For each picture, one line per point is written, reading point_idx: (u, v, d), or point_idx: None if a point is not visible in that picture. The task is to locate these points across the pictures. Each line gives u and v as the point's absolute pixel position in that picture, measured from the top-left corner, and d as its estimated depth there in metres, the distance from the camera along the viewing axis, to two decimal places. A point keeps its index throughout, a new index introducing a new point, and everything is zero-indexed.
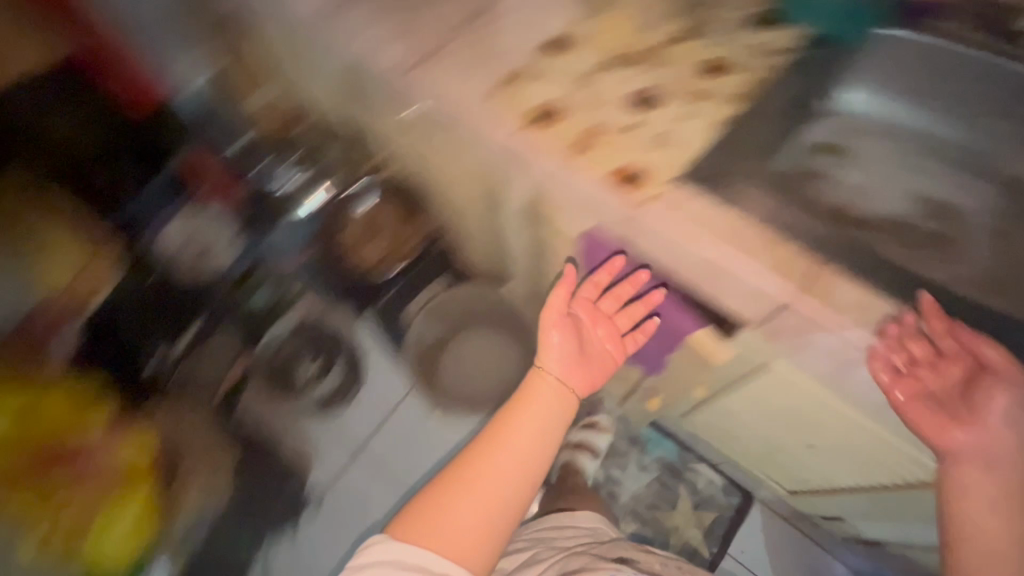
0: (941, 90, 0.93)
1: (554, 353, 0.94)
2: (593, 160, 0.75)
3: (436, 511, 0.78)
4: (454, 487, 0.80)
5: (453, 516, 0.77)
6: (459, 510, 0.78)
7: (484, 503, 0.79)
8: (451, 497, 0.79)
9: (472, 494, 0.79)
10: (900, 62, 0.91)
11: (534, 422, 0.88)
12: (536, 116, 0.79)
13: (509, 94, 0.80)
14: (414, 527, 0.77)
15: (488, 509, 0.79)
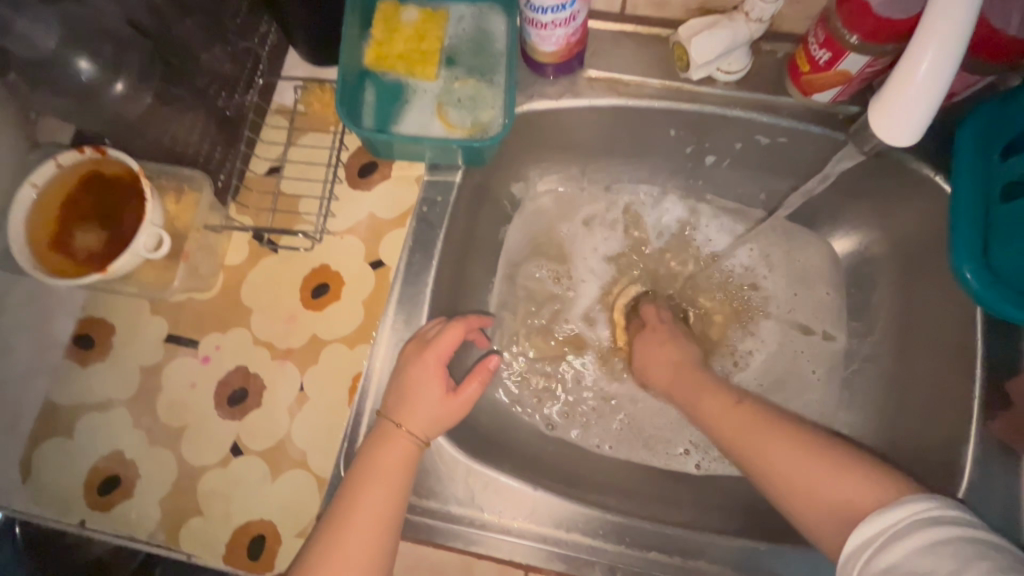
0: (638, 143, 0.72)
1: (422, 399, 0.54)
2: (199, 531, 0.56)
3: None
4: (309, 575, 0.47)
5: None
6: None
7: (358, 562, 0.48)
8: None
9: (334, 570, 0.47)
10: (637, 122, 0.68)
11: (387, 493, 0.51)
12: (93, 496, 0.57)
13: (143, 410, 0.59)
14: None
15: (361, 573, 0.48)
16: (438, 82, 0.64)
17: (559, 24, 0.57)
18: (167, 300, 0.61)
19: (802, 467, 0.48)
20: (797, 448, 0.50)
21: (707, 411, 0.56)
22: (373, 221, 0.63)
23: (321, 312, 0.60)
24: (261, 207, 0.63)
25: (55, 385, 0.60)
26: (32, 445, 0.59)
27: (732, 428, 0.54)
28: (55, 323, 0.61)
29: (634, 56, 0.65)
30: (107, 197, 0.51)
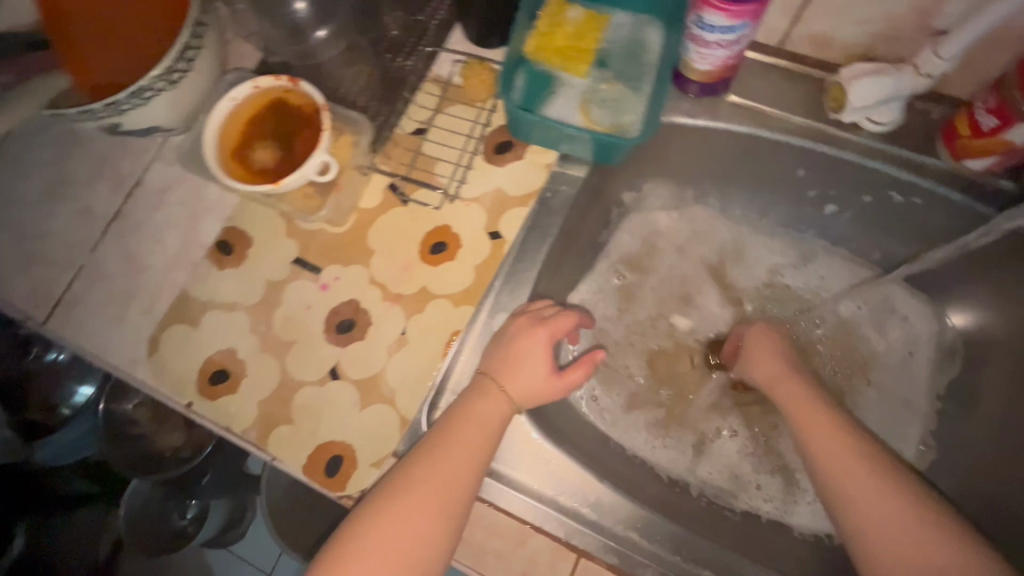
0: (762, 176, 0.73)
1: (525, 365, 0.58)
2: (287, 439, 0.61)
3: (366, 526, 0.51)
4: (403, 486, 0.53)
5: (397, 507, 0.52)
6: (421, 505, 0.52)
7: (443, 490, 0.53)
8: (399, 496, 0.52)
9: (423, 489, 0.53)
10: (768, 155, 0.69)
11: (478, 438, 0.56)
12: (202, 384, 0.63)
13: (260, 319, 0.65)
14: (338, 553, 0.51)
15: (448, 496, 0.53)
16: (587, 79, 0.67)
17: (722, 46, 0.59)
18: (303, 226, 0.67)
19: (845, 457, 0.54)
20: (846, 442, 0.55)
21: (820, 449, 0.55)
22: (499, 195, 0.66)
23: (438, 268, 0.64)
24: (401, 160, 0.67)
25: (191, 279, 0.67)
26: (163, 323, 0.66)
27: (840, 474, 0.53)
28: (204, 225, 0.69)
29: (782, 90, 0.66)
30: (288, 121, 0.57)
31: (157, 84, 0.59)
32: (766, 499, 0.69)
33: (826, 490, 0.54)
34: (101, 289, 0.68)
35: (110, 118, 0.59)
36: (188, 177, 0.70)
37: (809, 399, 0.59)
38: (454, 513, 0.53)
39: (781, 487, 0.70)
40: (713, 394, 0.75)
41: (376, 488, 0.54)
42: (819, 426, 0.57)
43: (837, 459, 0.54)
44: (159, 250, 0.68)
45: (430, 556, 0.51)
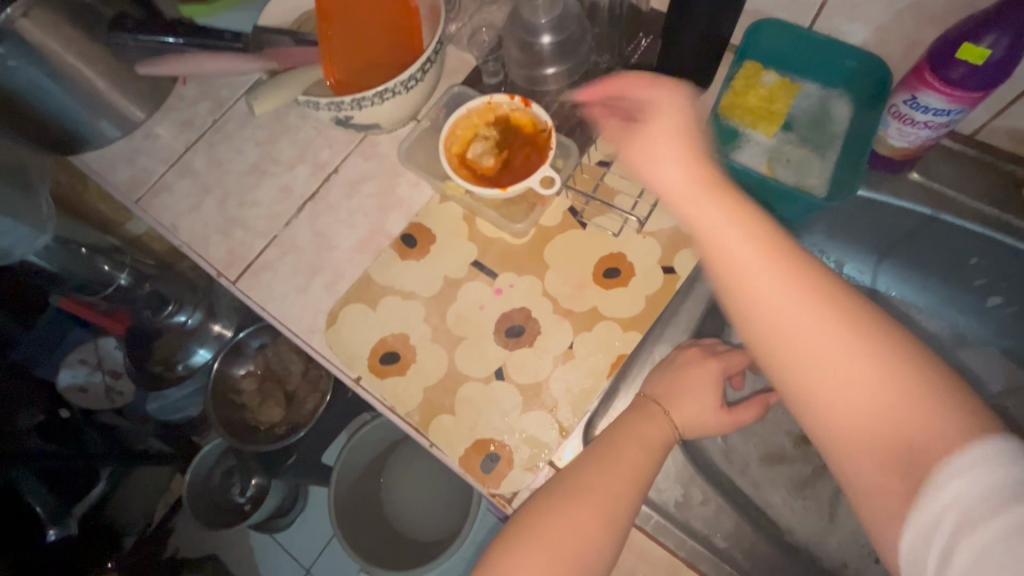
0: (927, 258, 0.74)
1: (697, 395, 0.59)
2: (447, 428, 0.63)
3: (544, 523, 0.52)
4: (575, 492, 0.54)
5: (566, 508, 0.53)
6: (589, 512, 0.53)
7: (615, 500, 0.54)
8: (574, 499, 0.53)
9: (599, 496, 0.53)
10: (941, 236, 0.70)
11: (643, 456, 0.57)
12: (373, 361, 0.67)
13: (434, 310, 0.69)
14: (516, 543, 0.51)
15: (614, 508, 0.53)
16: (774, 139, 0.71)
17: (928, 127, 0.61)
18: (485, 233, 0.72)
19: (843, 361, 0.44)
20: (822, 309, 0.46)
21: (785, 367, 0.47)
22: (674, 232, 0.69)
23: (610, 291, 0.67)
24: (585, 186, 0.72)
25: (374, 264, 0.72)
26: (343, 298, 0.71)
27: (791, 356, 0.47)
28: (392, 217, 0.75)
29: (967, 177, 0.68)
30: (514, 137, 0.63)
31: (396, 90, 0.66)
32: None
33: (835, 459, 0.45)
34: (291, 259, 0.74)
35: (348, 111, 0.66)
36: (384, 173, 0.77)
37: (833, 321, 0.46)
38: (622, 525, 0.53)
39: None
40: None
41: (544, 489, 0.55)
42: (778, 267, 0.48)
43: (835, 378, 0.45)
44: (348, 234, 0.75)
45: (602, 562, 0.51)
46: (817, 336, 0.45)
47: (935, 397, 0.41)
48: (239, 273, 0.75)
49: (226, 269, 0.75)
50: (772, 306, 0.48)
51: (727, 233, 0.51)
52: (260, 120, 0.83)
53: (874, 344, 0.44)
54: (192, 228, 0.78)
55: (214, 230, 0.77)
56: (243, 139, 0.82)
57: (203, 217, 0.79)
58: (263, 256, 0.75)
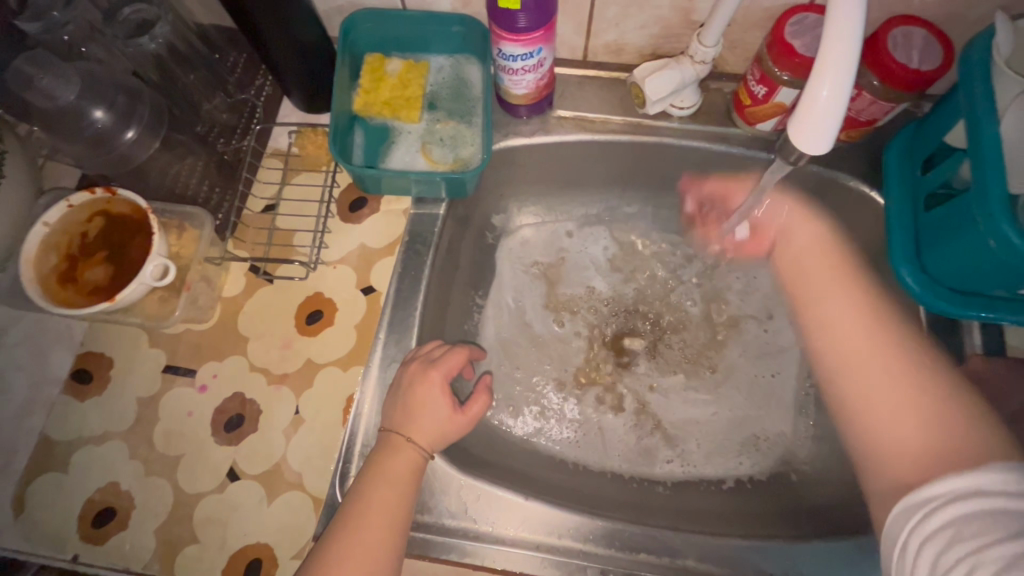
0: (604, 172, 0.79)
1: (424, 410, 0.57)
2: (195, 559, 0.56)
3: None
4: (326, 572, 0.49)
5: None
6: None
7: (371, 562, 0.50)
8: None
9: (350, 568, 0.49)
10: (603, 154, 0.75)
11: (394, 494, 0.54)
12: (87, 530, 0.58)
13: (139, 440, 0.60)
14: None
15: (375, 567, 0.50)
16: (421, 123, 0.70)
17: (528, 70, 0.63)
18: (166, 333, 0.63)
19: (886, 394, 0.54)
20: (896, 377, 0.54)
21: (851, 364, 0.58)
22: (363, 251, 0.67)
23: (317, 338, 0.63)
24: (257, 239, 0.66)
25: (51, 420, 0.61)
26: (25, 477, 0.59)
27: (855, 375, 0.57)
28: (53, 358, 0.63)
29: (597, 97, 0.72)
30: (115, 231, 0.54)
31: None
32: (681, 466, 0.73)
33: (856, 413, 0.56)
34: None
35: None
36: (24, 312, 0.64)
37: (874, 360, 0.57)
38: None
39: (695, 448, 0.74)
40: (620, 386, 0.78)
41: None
42: (867, 333, 0.58)
43: (860, 366, 0.57)
44: (4, 400, 0.62)
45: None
46: (873, 371, 0.56)
47: (927, 400, 0.51)
48: None
49: None
50: (834, 327, 0.61)
51: (807, 259, 0.68)
52: None
53: (912, 386, 0.53)
54: None
55: None
56: None
57: None
58: None
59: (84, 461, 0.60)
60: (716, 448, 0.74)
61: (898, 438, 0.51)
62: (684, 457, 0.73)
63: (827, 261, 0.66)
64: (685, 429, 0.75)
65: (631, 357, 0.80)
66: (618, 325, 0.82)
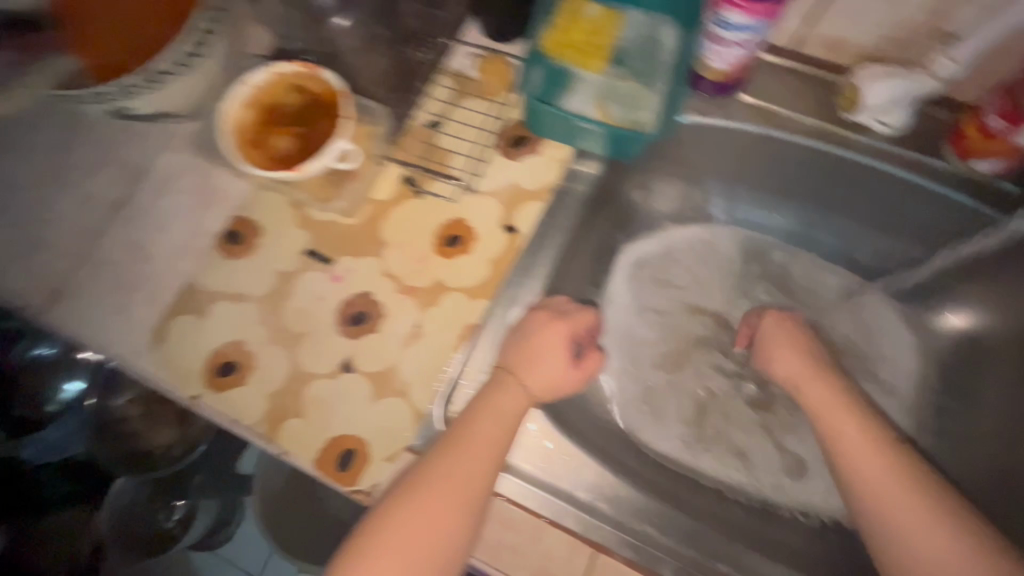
0: (767, 175, 0.74)
1: (543, 360, 0.57)
2: (298, 432, 0.59)
3: (396, 516, 0.51)
4: (426, 483, 0.52)
5: (423, 505, 0.51)
6: (445, 505, 0.51)
7: (469, 487, 0.52)
8: (425, 493, 0.51)
9: (448, 486, 0.51)
10: (776, 154, 0.70)
11: (498, 432, 0.55)
12: (210, 376, 0.62)
13: (270, 310, 0.63)
14: (364, 543, 0.51)
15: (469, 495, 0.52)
16: (602, 76, 0.67)
17: (738, 43, 0.59)
18: (314, 218, 0.66)
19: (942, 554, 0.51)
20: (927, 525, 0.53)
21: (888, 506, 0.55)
22: (514, 190, 0.66)
23: (453, 261, 0.64)
24: (416, 150, 0.67)
25: (198, 268, 0.65)
26: (165, 312, 0.64)
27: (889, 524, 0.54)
28: (209, 212, 0.67)
29: (793, 91, 0.67)
30: (309, 109, 0.56)
31: (171, 71, 0.58)
32: (752, 485, 0.71)
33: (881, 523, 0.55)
34: (104, 276, 0.67)
35: (116, 102, 0.58)
36: (197, 166, 0.69)
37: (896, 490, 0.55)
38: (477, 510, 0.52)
39: (762, 469, 0.72)
40: (709, 387, 0.77)
41: (395, 486, 0.53)
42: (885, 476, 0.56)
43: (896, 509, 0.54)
44: (164, 239, 0.67)
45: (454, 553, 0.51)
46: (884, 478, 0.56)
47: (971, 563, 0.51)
48: (48, 298, 0.67)
49: (31, 299, 0.67)
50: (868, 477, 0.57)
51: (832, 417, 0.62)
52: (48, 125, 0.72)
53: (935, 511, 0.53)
54: None
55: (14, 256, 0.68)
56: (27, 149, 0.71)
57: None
58: (75, 278, 0.67)
59: (217, 313, 0.64)
60: (784, 477, 0.72)
61: (949, 561, 0.51)
62: (750, 468, 0.72)
63: (840, 408, 0.62)
64: (760, 446, 0.74)
65: (735, 373, 0.78)
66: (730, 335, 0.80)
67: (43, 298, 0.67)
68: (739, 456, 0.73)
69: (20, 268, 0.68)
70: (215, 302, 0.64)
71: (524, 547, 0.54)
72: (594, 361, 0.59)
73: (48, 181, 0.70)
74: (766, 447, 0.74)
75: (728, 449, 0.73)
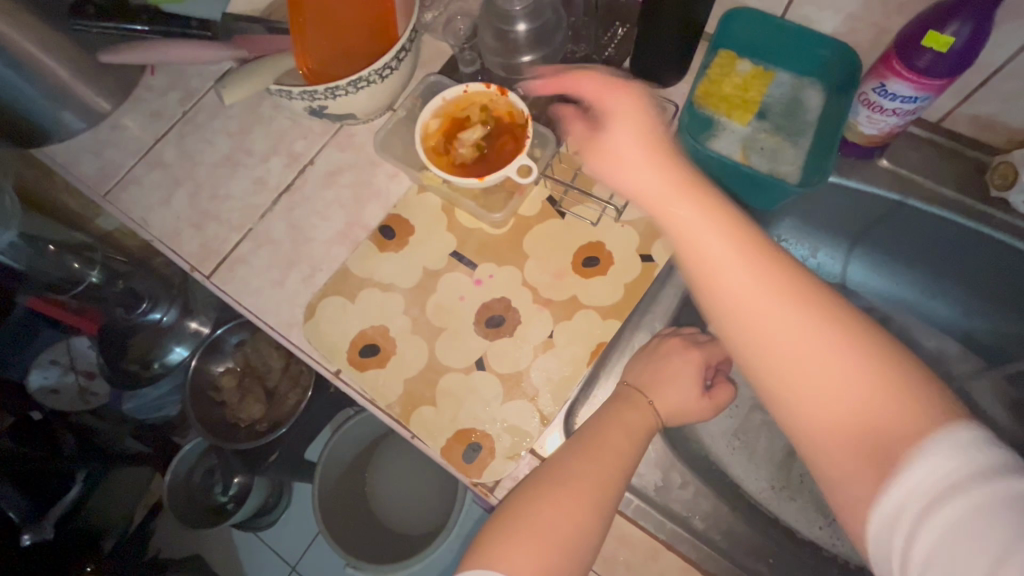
0: (892, 240, 0.76)
1: (677, 384, 0.59)
2: (429, 419, 0.63)
3: (532, 508, 0.51)
4: (563, 478, 0.53)
5: (560, 497, 0.52)
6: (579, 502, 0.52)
7: (602, 488, 0.53)
8: (561, 486, 0.52)
9: (584, 486, 0.52)
10: (909, 220, 0.72)
11: (630, 443, 0.56)
12: (353, 355, 0.67)
13: (414, 302, 0.68)
14: (502, 537, 0.50)
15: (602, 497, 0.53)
16: (748, 127, 0.72)
17: (896, 113, 0.62)
18: (463, 224, 0.71)
19: None
20: None
21: None
22: (652, 222, 0.70)
23: (590, 281, 0.67)
24: (565, 174, 0.72)
25: (352, 256, 0.71)
26: (318, 290, 0.70)
27: None
28: (367, 207, 0.74)
29: (936, 163, 0.69)
30: (493, 126, 0.62)
31: (371, 80, 0.65)
32: (832, 537, 0.72)
33: None
34: (266, 251, 0.73)
35: (318, 102, 0.66)
36: (361, 164, 0.76)
37: None
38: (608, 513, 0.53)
39: None
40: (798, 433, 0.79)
41: (529, 477, 0.55)
42: None
43: None
44: (323, 225, 0.74)
45: (586, 555, 0.51)
46: None
47: None
48: (215, 264, 0.74)
49: (200, 262, 0.74)
50: None
51: None
52: (234, 113, 0.81)
53: None
54: (166, 224, 0.77)
55: (191, 224, 0.76)
56: (215, 132, 0.80)
57: (178, 210, 0.77)
58: (240, 250, 0.74)
59: (365, 298, 0.69)
60: None
61: None
62: (834, 526, 0.73)
63: None
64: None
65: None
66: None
67: (210, 263, 0.74)
68: (824, 511, 0.74)
69: (194, 235, 0.76)
70: (364, 288, 0.70)
71: (640, 563, 0.56)
72: (722, 395, 0.61)
73: (228, 162, 0.79)
74: (852, 505, 0.75)
75: (813, 500, 0.74)
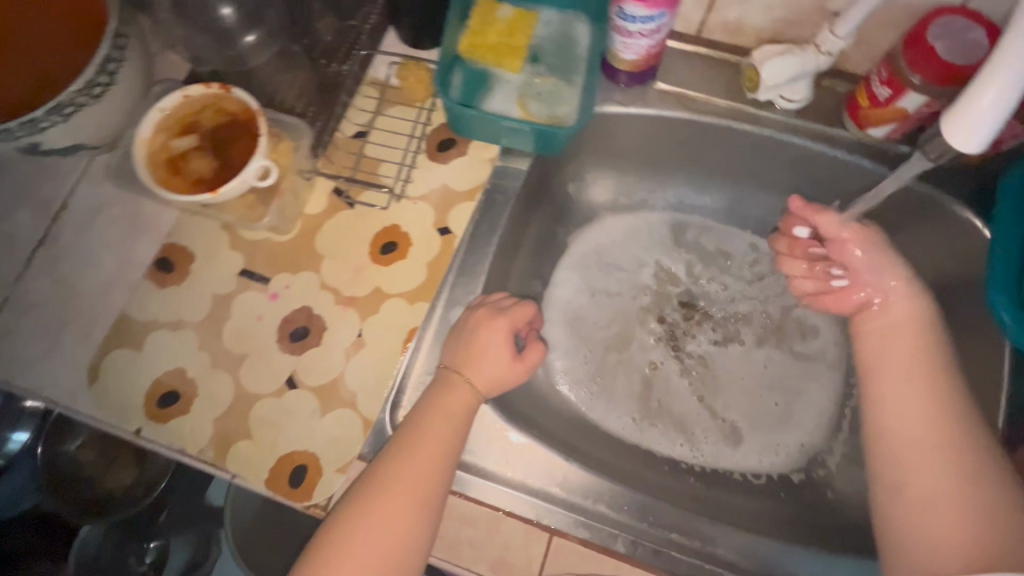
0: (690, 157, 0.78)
1: (487, 356, 0.58)
2: (247, 454, 0.59)
3: (350, 528, 0.50)
4: (377, 488, 0.51)
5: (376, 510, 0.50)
6: (397, 508, 0.50)
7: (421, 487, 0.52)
8: (378, 499, 0.51)
9: (401, 492, 0.51)
10: (695, 136, 0.73)
11: (448, 430, 0.55)
12: (152, 408, 0.61)
13: (209, 335, 0.63)
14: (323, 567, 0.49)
15: (422, 496, 0.52)
16: (521, 75, 0.69)
17: (643, 34, 0.62)
18: (247, 239, 0.65)
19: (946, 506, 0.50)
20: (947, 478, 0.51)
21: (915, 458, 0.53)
22: (445, 192, 0.67)
23: (391, 267, 0.64)
24: (345, 162, 0.67)
25: (131, 301, 0.64)
26: (100, 348, 0.63)
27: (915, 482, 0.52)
28: (138, 243, 0.66)
29: (704, 76, 0.70)
30: (224, 129, 0.56)
31: (79, 102, 0.57)
32: (691, 451, 0.74)
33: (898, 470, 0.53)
34: (29, 318, 0.64)
35: (24, 140, 0.57)
36: (121, 197, 0.67)
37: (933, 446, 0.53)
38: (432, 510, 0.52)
39: (701, 435, 0.75)
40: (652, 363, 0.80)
41: (348, 493, 0.52)
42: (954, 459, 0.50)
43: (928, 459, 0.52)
44: (91, 274, 0.65)
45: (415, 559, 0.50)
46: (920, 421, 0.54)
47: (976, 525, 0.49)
48: None
49: None
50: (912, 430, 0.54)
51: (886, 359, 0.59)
52: None
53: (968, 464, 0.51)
54: None
55: None
56: None
57: None
58: None
59: (154, 343, 0.63)
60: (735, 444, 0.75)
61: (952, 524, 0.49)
62: (693, 441, 0.75)
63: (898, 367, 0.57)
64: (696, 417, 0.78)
65: None
66: (669, 311, 0.83)
67: None
68: (683, 429, 0.75)
69: None
70: (151, 333, 0.63)
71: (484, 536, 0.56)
72: (536, 353, 0.61)
73: None
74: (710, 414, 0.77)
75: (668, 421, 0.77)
